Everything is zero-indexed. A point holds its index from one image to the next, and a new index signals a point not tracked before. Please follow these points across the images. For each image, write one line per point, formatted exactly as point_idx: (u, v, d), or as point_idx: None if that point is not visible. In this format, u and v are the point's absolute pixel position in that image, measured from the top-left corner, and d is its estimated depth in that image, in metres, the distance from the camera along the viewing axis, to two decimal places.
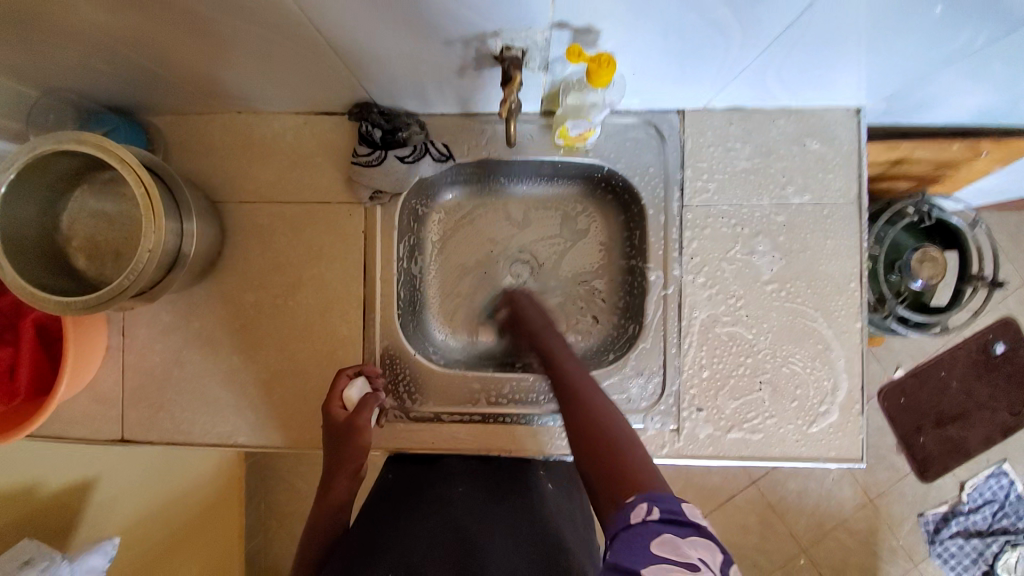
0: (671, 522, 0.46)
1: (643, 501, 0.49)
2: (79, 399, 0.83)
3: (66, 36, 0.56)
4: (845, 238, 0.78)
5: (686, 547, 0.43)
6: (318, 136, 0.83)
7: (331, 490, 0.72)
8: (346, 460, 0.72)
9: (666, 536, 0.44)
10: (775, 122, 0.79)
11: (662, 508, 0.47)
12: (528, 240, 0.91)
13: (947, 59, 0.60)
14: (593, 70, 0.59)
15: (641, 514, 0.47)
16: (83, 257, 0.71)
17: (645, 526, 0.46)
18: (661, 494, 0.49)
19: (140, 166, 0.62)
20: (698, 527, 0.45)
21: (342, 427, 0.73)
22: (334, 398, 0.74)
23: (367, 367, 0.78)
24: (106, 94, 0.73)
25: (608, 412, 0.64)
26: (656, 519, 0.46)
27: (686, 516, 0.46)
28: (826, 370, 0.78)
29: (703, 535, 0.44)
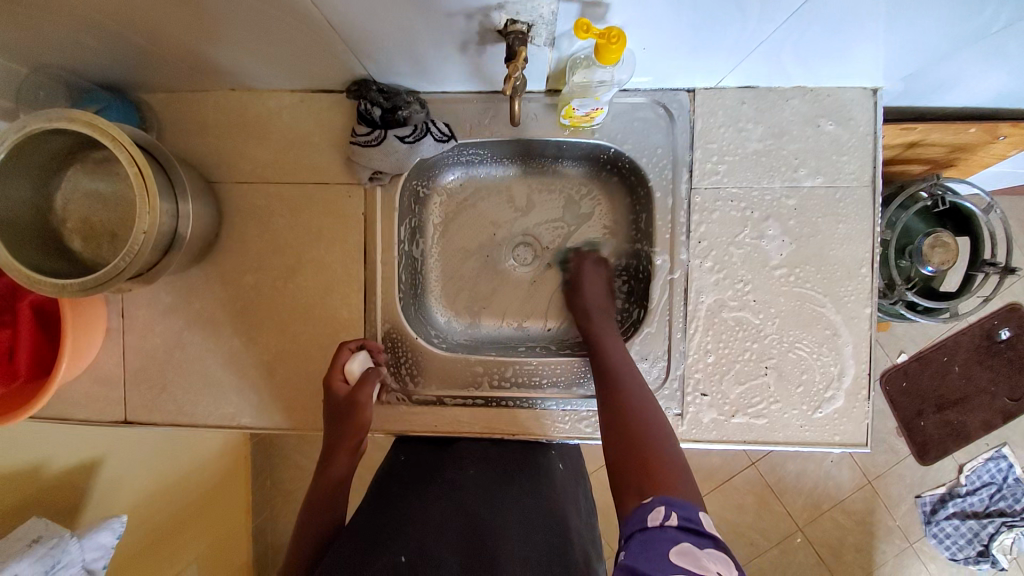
0: (688, 531, 0.48)
1: (661, 505, 0.51)
2: (80, 381, 0.83)
3: (50, 10, 0.54)
4: (857, 223, 0.77)
5: (704, 559, 0.44)
6: (315, 115, 0.81)
7: (329, 465, 0.71)
8: (346, 434, 0.72)
9: (684, 544, 0.46)
10: (788, 101, 0.76)
11: (679, 514, 0.49)
12: (533, 223, 0.89)
13: (974, 37, 0.57)
14: (601, 46, 0.56)
15: (659, 518, 0.49)
16: (78, 239, 0.70)
17: (663, 531, 0.48)
18: (676, 499, 0.51)
19: (133, 146, 0.61)
20: (715, 540, 0.47)
21: (343, 402, 0.72)
22: (336, 372, 0.74)
23: (369, 341, 0.78)
24: (94, 71, 0.70)
25: (647, 412, 0.64)
26: (673, 525, 0.48)
27: (704, 527, 0.48)
28: (833, 355, 0.77)
29: (720, 549, 0.46)
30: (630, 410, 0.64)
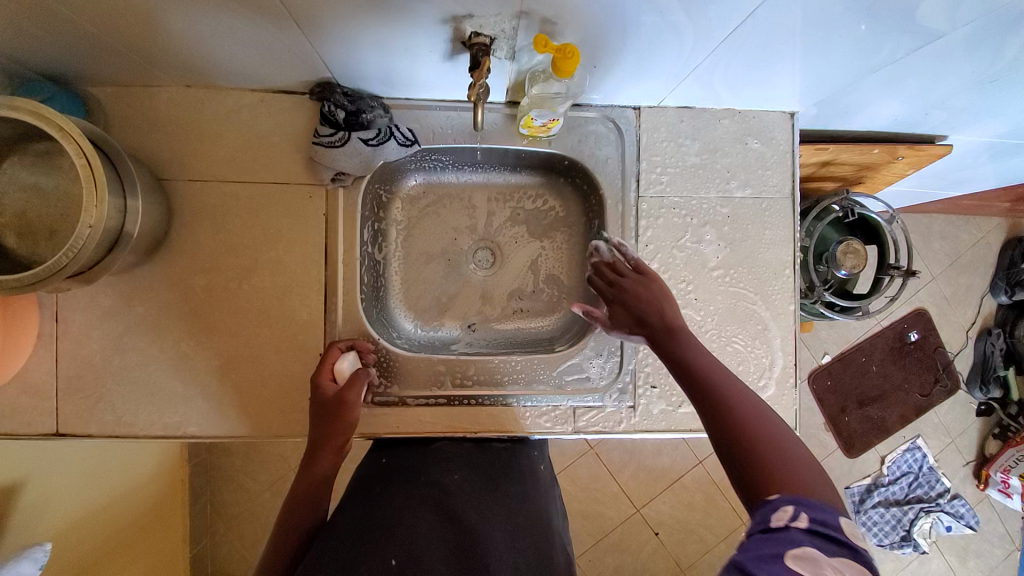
0: (821, 537, 0.45)
1: (789, 505, 0.47)
2: (3, 392, 0.76)
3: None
4: (781, 230, 0.86)
5: (829, 566, 0.43)
6: (275, 116, 0.81)
7: (316, 463, 0.70)
8: (333, 433, 0.71)
9: (807, 548, 0.44)
10: (720, 122, 0.86)
11: (811, 517, 0.47)
12: (493, 229, 0.93)
13: (875, 65, 0.68)
14: (558, 60, 0.61)
15: (786, 519, 0.47)
16: (12, 234, 0.66)
17: (789, 532, 0.45)
18: (809, 500, 0.48)
19: (83, 138, 0.59)
20: (851, 551, 0.45)
21: (331, 401, 0.72)
22: (325, 371, 0.74)
23: (358, 342, 0.79)
24: (34, 61, 0.68)
25: (745, 398, 0.58)
26: (802, 528, 0.46)
27: (842, 534, 0.46)
28: (765, 348, 0.86)
29: (856, 562, 0.44)
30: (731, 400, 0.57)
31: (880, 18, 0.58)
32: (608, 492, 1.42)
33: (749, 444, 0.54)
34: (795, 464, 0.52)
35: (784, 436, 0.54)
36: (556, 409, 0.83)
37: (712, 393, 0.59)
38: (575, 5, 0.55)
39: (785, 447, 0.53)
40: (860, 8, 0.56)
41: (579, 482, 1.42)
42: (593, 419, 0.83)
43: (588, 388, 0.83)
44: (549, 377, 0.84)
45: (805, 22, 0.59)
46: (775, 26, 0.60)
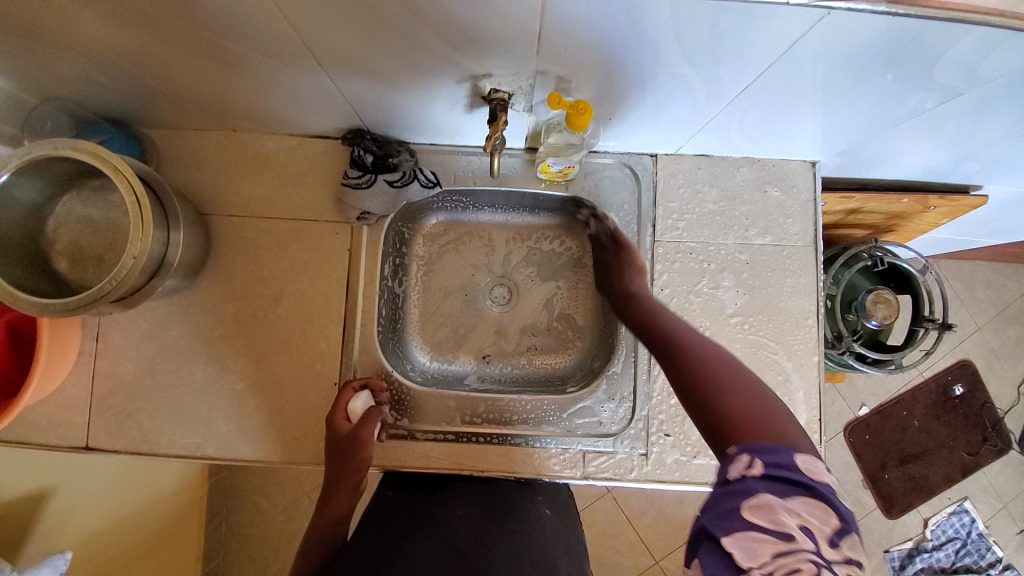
0: (777, 480, 0.43)
1: (743, 453, 0.45)
2: (44, 406, 0.81)
3: (76, 48, 0.60)
4: (804, 279, 0.84)
5: (785, 513, 0.41)
6: (309, 158, 0.87)
7: (332, 502, 0.73)
8: (349, 471, 0.74)
9: (765, 497, 0.42)
10: (739, 169, 0.86)
11: (766, 462, 0.44)
12: (510, 267, 0.94)
13: (900, 116, 0.67)
14: (571, 115, 0.64)
15: (740, 468, 0.44)
16: (65, 260, 0.72)
17: (744, 482, 0.43)
18: (763, 444, 0.46)
19: (133, 176, 0.65)
20: (811, 488, 0.43)
21: (346, 439, 0.75)
22: (339, 410, 0.77)
23: (372, 380, 0.81)
24: (102, 104, 0.76)
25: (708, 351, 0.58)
26: (758, 475, 0.43)
27: (798, 472, 0.43)
28: (786, 402, 0.82)
29: (815, 497, 0.42)
30: (690, 355, 0.58)
31: (907, 70, 0.57)
32: (625, 540, 1.36)
33: (709, 382, 0.54)
34: (758, 411, 0.50)
35: (746, 382, 0.53)
36: (566, 453, 0.82)
37: (676, 346, 0.60)
38: (589, 63, 0.58)
39: (743, 392, 0.52)
40: (876, 65, 0.57)
41: (595, 528, 1.37)
42: (603, 465, 0.81)
43: (599, 432, 0.82)
44: (559, 419, 0.83)
45: (823, 74, 0.60)
46: (793, 78, 0.61)
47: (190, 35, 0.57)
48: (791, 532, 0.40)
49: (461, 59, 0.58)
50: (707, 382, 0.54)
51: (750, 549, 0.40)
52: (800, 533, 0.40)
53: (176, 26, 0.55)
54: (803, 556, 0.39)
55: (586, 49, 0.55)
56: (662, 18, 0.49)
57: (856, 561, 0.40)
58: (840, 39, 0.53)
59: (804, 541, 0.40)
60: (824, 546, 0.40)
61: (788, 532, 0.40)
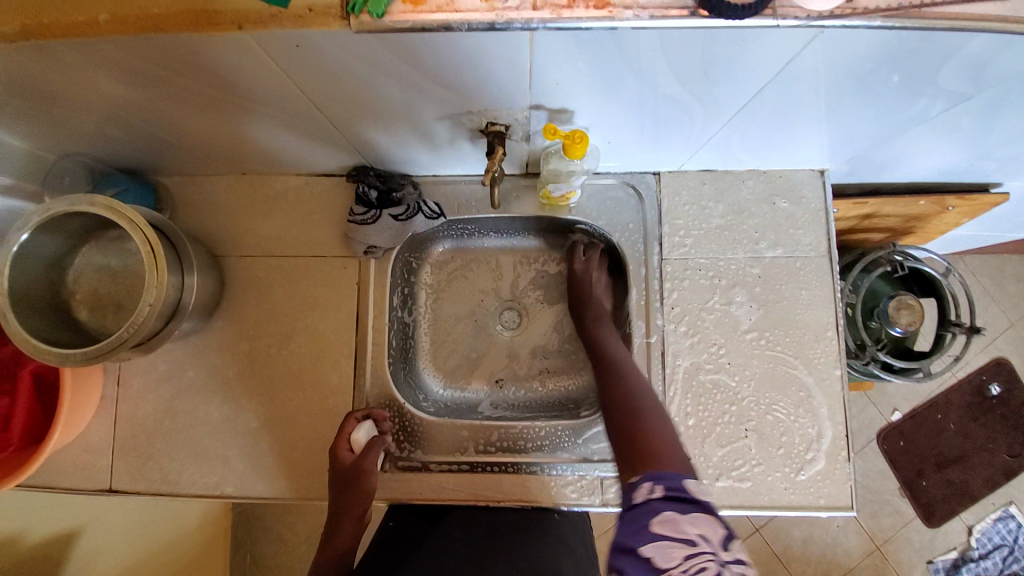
0: (673, 499, 0.56)
1: (649, 481, 0.59)
2: (70, 450, 0.83)
3: (88, 106, 0.63)
4: (820, 290, 0.82)
5: (685, 522, 0.53)
6: (316, 195, 0.88)
7: (338, 534, 0.74)
8: (352, 503, 0.74)
9: (668, 514, 0.54)
10: (744, 182, 0.85)
11: (665, 486, 0.58)
12: (518, 291, 0.94)
13: (912, 120, 0.65)
14: (567, 145, 0.64)
15: (644, 493, 0.58)
16: (86, 309, 0.75)
17: (649, 503, 0.56)
18: (664, 473, 0.60)
19: (147, 226, 0.67)
20: (697, 504, 0.55)
21: (348, 470, 0.75)
22: (341, 441, 0.76)
23: (374, 410, 0.80)
24: (117, 156, 0.79)
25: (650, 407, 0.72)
26: (661, 497, 0.56)
27: (689, 492, 0.56)
28: (810, 418, 0.80)
29: (704, 511, 0.54)
30: (631, 405, 0.72)
31: (915, 69, 0.55)
32: None
33: (631, 419, 0.71)
34: (659, 439, 0.68)
35: (663, 421, 0.70)
36: (584, 479, 0.80)
37: (629, 395, 0.73)
38: (583, 93, 0.58)
39: (659, 430, 0.69)
40: (876, 77, 0.56)
41: None
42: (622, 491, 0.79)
43: None
44: (575, 445, 0.81)
45: (824, 86, 0.59)
46: (794, 93, 0.60)
47: (196, 91, 0.59)
48: (691, 539, 0.52)
49: (458, 99, 0.59)
50: (635, 433, 0.69)
51: (664, 553, 0.51)
52: (698, 538, 0.52)
53: (182, 83, 0.57)
54: (705, 557, 0.50)
55: (578, 82, 0.56)
56: (652, 48, 0.49)
57: (743, 560, 0.51)
58: (836, 54, 0.52)
59: (703, 545, 0.51)
60: (718, 550, 0.51)
61: (688, 537, 0.52)
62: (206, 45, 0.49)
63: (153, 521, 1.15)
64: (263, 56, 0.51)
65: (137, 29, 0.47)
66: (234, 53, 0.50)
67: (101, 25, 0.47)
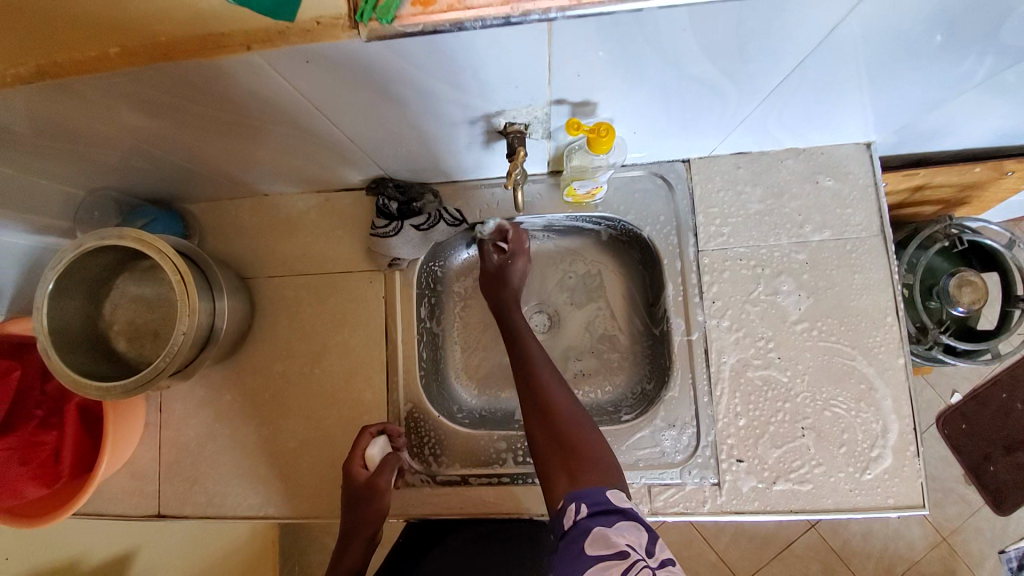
0: (599, 514, 0.55)
1: (571, 504, 0.57)
2: (119, 477, 0.85)
3: (109, 140, 0.64)
4: (875, 273, 0.76)
5: (615, 536, 0.52)
6: (338, 211, 0.88)
7: (346, 554, 0.75)
8: (365, 522, 0.74)
9: (596, 530, 0.54)
10: (784, 162, 0.79)
11: (589, 503, 0.57)
12: (547, 294, 0.91)
13: (964, 84, 0.60)
14: (592, 140, 0.60)
15: (572, 516, 0.56)
16: (124, 340, 0.76)
17: (578, 526, 0.55)
18: (585, 492, 0.58)
19: (175, 255, 0.67)
20: (624, 512, 0.55)
21: (362, 488, 0.73)
22: (356, 457, 0.75)
23: (389, 426, 0.79)
24: (143, 186, 0.80)
25: (566, 408, 0.67)
26: (586, 515, 0.55)
27: (609, 504, 0.56)
28: (872, 412, 0.74)
29: (627, 518, 0.54)
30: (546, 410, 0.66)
31: (964, 26, 0.49)
32: (705, 562, 1.26)
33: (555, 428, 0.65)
34: (584, 446, 0.63)
35: (588, 424, 0.65)
36: (629, 489, 0.75)
37: (538, 398, 0.68)
38: (604, 83, 0.55)
39: (581, 434, 0.64)
40: (931, 37, 0.51)
41: (669, 549, 1.28)
42: (672, 499, 0.75)
43: (663, 463, 0.76)
44: (617, 453, 0.77)
45: (867, 55, 0.53)
46: (835, 64, 0.55)
47: (207, 115, 0.58)
48: (623, 549, 0.51)
49: (474, 101, 0.57)
50: (559, 429, 0.64)
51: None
52: (627, 548, 0.51)
53: (193, 110, 0.57)
54: (637, 566, 0.50)
55: (600, 71, 0.52)
56: (679, 28, 0.45)
57: (669, 560, 0.51)
58: (881, 16, 0.47)
59: (632, 554, 0.51)
60: (647, 555, 0.51)
61: (619, 550, 0.51)
62: (217, 68, 0.47)
63: (203, 538, 1.17)
64: (274, 74, 0.49)
65: (148, 58, 0.46)
66: (245, 75, 0.49)
67: (113, 58, 0.47)
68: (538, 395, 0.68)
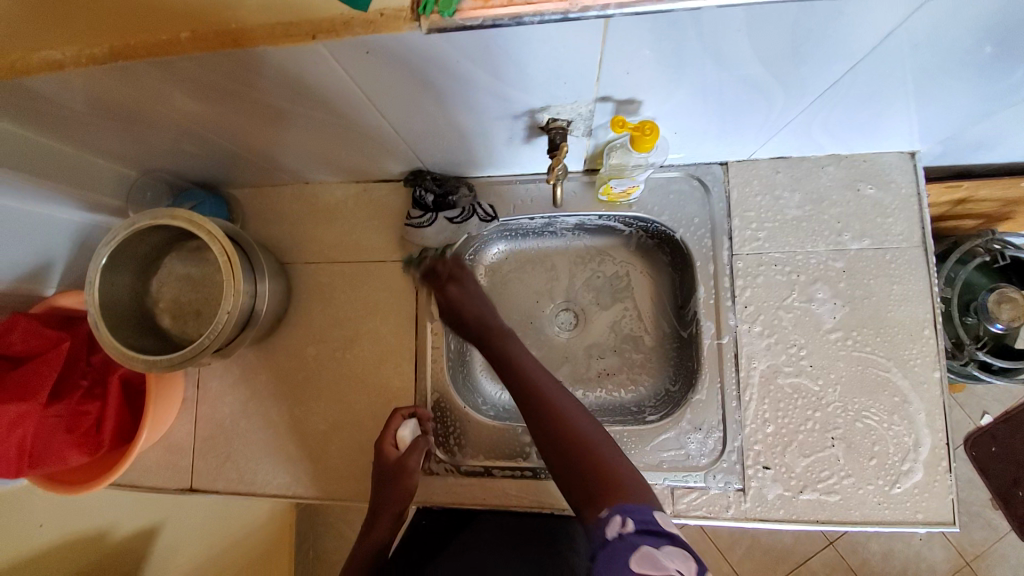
0: (646, 533, 0.53)
1: (617, 516, 0.56)
2: (156, 448, 0.88)
3: (165, 123, 0.67)
4: (914, 284, 0.75)
5: (663, 558, 0.50)
6: (374, 201, 0.90)
7: (374, 529, 0.74)
8: (392, 501, 0.75)
9: (645, 549, 0.51)
10: (824, 169, 0.78)
11: (636, 519, 0.55)
12: (574, 292, 0.91)
13: (1017, 97, 0.59)
14: (636, 138, 0.61)
15: (617, 528, 0.55)
16: (168, 317, 0.79)
17: (624, 540, 0.53)
18: (630, 506, 0.56)
19: (224, 237, 0.69)
20: (671, 537, 0.53)
21: (392, 466, 0.76)
22: (387, 437, 0.78)
23: (420, 409, 0.81)
24: (192, 169, 0.83)
25: (578, 418, 0.66)
26: (632, 531, 0.54)
27: (659, 524, 0.54)
28: (906, 425, 0.72)
29: (677, 544, 0.52)
30: (562, 423, 0.65)
31: (1013, 39, 0.49)
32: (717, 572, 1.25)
33: (577, 444, 0.63)
34: (610, 462, 0.62)
35: (606, 438, 0.65)
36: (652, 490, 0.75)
37: (550, 413, 0.66)
38: (650, 82, 0.55)
39: (603, 450, 0.63)
40: (980, 49, 0.50)
41: None
42: (695, 502, 0.75)
43: (688, 466, 0.75)
44: (641, 454, 0.76)
45: (919, 62, 0.53)
46: (885, 70, 0.54)
47: (262, 103, 0.61)
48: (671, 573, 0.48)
49: (520, 96, 0.58)
50: (580, 443, 0.63)
51: None
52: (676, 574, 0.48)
53: (250, 97, 0.59)
54: None
55: (647, 70, 0.53)
56: (733, 28, 0.45)
57: None
58: (938, 21, 0.46)
59: None
60: None
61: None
62: (282, 56, 0.49)
63: (226, 516, 1.21)
64: (334, 64, 0.51)
65: (218, 44, 0.48)
66: (305, 63, 0.51)
67: (183, 43, 0.49)
68: (548, 407, 0.67)
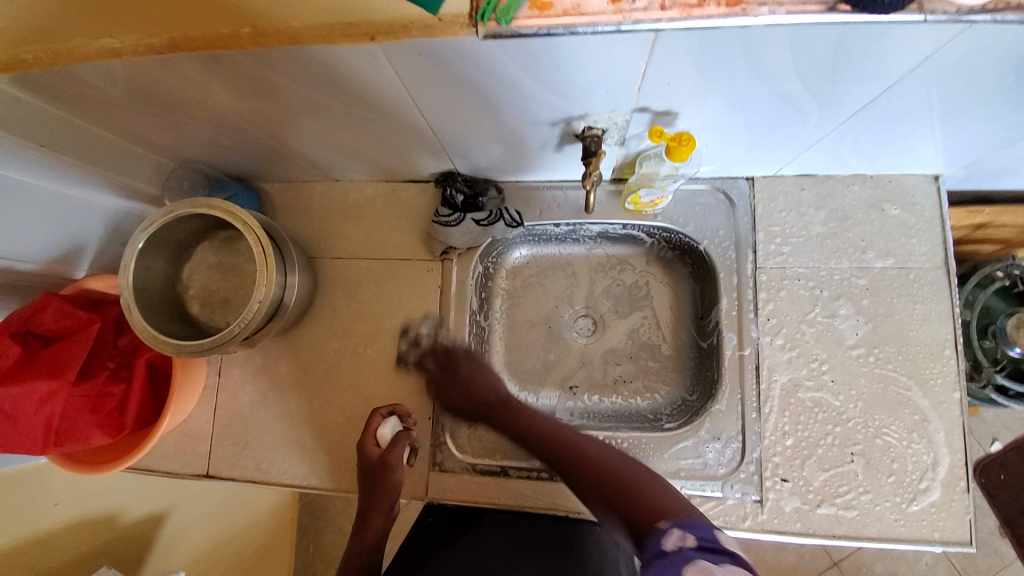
0: (705, 549, 0.47)
1: (676, 530, 0.51)
2: (175, 433, 0.89)
3: (211, 115, 0.68)
4: (936, 304, 0.75)
5: (720, 574, 0.44)
6: (402, 201, 0.91)
7: (366, 527, 0.75)
8: (380, 497, 0.75)
9: (700, 562, 0.46)
10: (850, 187, 0.80)
11: (697, 536, 0.50)
12: (594, 299, 0.92)
13: None
14: (673, 148, 0.62)
15: (676, 541, 0.50)
16: (197, 304, 0.80)
17: (681, 552, 0.48)
18: (694, 523, 0.51)
19: (259, 228, 0.71)
20: (734, 557, 0.47)
21: (374, 464, 0.76)
22: (368, 435, 0.78)
23: (399, 406, 0.81)
24: (228, 161, 0.85)
25: (597, 447, 0.68)
26: (690, 545, 0.48)
27: (721, 543, 0.48)
28: (924, 444, 0.73)
29: (738, 565, 0.46)
30: (584, 452, 0.67)
31: None
32: None
33: (603, 470, 0.64)
34: (641, 481, 0.61)
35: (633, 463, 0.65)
36: None
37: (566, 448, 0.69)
38: (690, 95, 0.57)
39: (634, 471, 0.63)
40: (1012, 77, 0.51)
41: None
42: (711, 511, 0.75)
43: (705, 476, 0.76)
44: (659, 461, 0.77)
45: (953, 87, 0.54)
46: (919, 93, 0.55)
47: (310, 100, 0.62)
48: None
49: (561, 103, 0.59)
50: (602, 468, 0.64)
51: None
52: None
53: (299, 93, 0.61)
54: None
55: (688, 83, 0.54)
56: (778, 45, 0.47)
57: None
58: (974, 49, 0.47)
59: None
60: None
61: None
62: (337, 54, 0.51)
63: (232, 507, 1.21)
64: (387, 65, 0.53)
65: (276, 40, 0.50)
66: (359, 63, 0.52)
67: (243, 37, 0.50)
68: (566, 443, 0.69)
